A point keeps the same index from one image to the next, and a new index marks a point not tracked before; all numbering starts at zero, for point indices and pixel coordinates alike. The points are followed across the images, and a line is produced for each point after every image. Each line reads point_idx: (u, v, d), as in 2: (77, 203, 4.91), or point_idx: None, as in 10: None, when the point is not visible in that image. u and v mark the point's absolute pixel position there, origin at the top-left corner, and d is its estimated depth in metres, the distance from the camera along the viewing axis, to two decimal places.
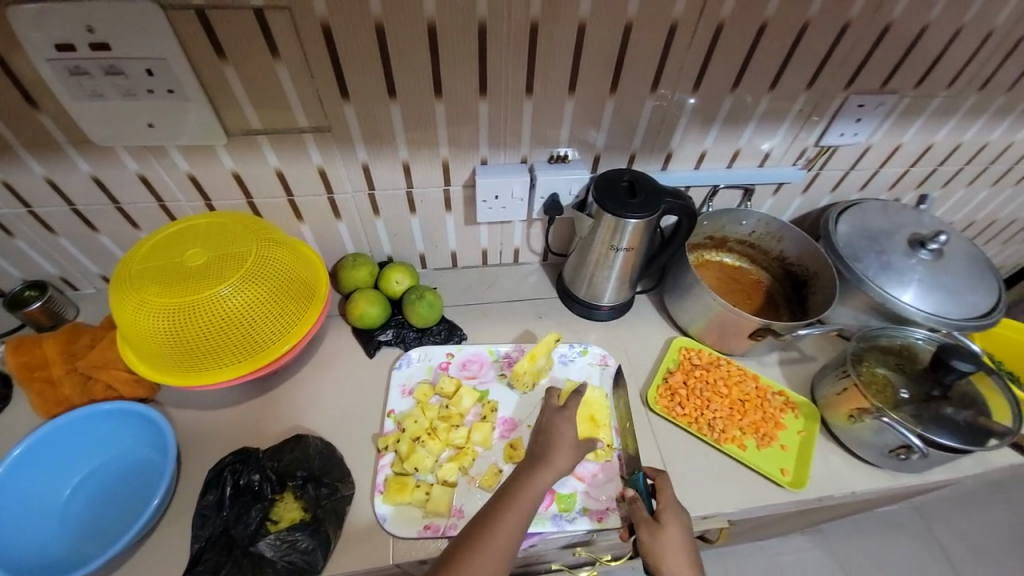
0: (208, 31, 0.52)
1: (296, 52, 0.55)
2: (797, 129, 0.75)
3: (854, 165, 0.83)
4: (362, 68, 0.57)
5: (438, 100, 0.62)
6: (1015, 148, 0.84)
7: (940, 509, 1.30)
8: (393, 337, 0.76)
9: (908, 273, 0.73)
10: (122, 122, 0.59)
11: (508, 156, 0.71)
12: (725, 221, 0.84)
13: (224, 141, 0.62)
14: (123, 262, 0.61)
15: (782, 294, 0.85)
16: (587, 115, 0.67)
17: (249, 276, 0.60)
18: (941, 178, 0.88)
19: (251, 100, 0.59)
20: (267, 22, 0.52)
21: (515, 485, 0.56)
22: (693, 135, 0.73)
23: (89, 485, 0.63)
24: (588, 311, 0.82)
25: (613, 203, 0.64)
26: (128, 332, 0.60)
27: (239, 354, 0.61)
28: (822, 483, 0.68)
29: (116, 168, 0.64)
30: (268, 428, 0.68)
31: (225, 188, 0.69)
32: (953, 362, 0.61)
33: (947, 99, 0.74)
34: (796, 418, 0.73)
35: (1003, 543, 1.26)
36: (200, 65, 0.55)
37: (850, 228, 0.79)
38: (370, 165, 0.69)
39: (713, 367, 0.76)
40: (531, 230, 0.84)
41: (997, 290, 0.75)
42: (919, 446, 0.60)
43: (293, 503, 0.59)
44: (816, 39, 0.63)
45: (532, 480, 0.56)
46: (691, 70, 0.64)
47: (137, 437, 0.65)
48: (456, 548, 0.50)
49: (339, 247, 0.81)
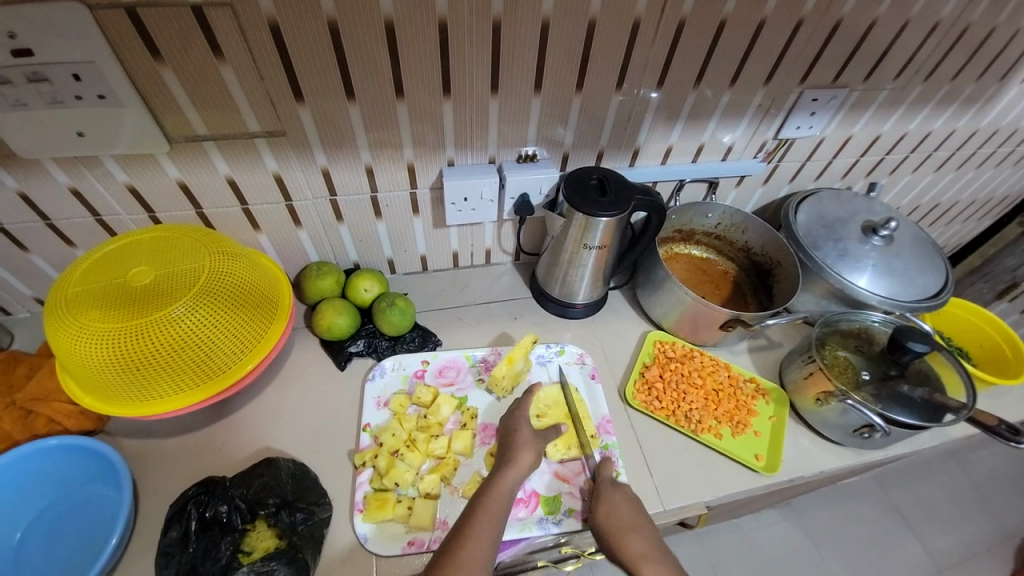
0: (141, 31, 0.48)
1: (241, 53, 0.51)
2: (756, 123, 0.77)
3: (810, 157, 0.86)
4: (318, 69, 0.54)
5: (399, 100, 0.60)
6: (955, 135, 0.89)
7: (897, 476, 1.40)
8: (365, 348, 0.73)
9: (863, 259, 0.77)
10: (48, 131, 0.53)
11: (475, 157, 0.70)
12: (691, 214, 0.85)
13: (166, 149, 0.58)
14: (57, 286, 0.56)
15: (748, 284, 0.88)
16: (555, 113, 0.67)
17: (202, 293, 0.56)
18: (889, 165, 0.92)
19: (195, 104, 0.55)
20: (208, 20, 0.48)
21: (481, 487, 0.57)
22: (659, 131, 0.73)
23: (41, 525, 0.57)
24: (563, 310, 0.82)
25: (583, 201, 0.63)
26: (68, 362, 0.55)
27: (197, 378, 0.57)
28: (794, 464, 0.70)
29: (44, 181, 0.58)
30: (235, 452, 0.64)
31: (171, 199, 0.64)
32: (909, 343, 0.64)
33: (893, 91, 0.77)
34: (767, 404, 0.76)
35: (953, 503, 1.36)
36: (135, 68, 0.50)
37: (808, 217, 0.82)
38: (330, 168, 0.65)
39: (687, 359, 0.78)
40: (501, 230, 0.82)
41: (944, 271, 0.80)
42: (881, 425, 0.63)
43: (267, 532, 0.56)
44: (773, 35, 0.64)
45: (497, 480, 0.57)
46: (656, 65, 0.64)
47: (87, 473, 0.59)
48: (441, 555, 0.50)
49: (302, 255, 0.77)
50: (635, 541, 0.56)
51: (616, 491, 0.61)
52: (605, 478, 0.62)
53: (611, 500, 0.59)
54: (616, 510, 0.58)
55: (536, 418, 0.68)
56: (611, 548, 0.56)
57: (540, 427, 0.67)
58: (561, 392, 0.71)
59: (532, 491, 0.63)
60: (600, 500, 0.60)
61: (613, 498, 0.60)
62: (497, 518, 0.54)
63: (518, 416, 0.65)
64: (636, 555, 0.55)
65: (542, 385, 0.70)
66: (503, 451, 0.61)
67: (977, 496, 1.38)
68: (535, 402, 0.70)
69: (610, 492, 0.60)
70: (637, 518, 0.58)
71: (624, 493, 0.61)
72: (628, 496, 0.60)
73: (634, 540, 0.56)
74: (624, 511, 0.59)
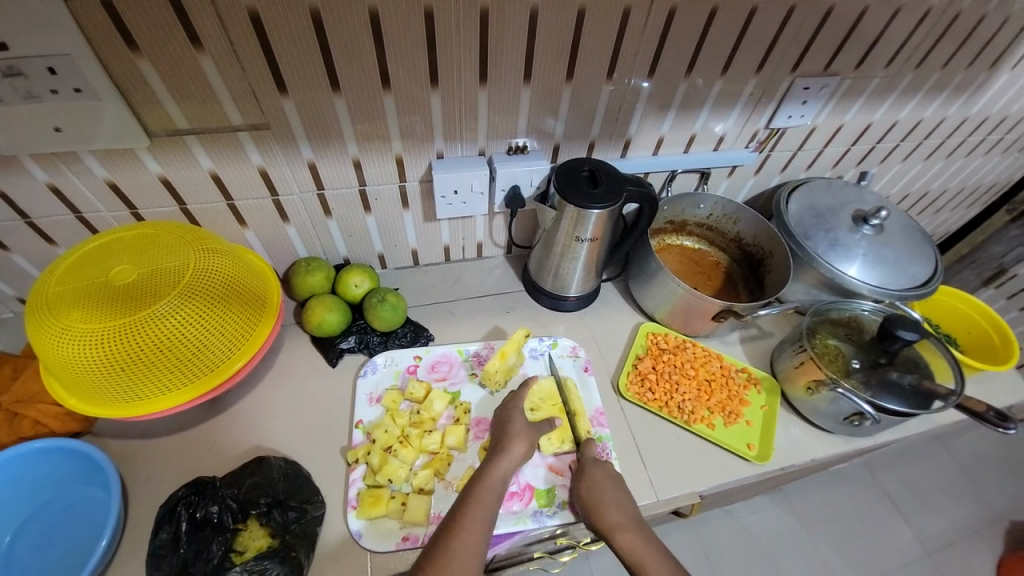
0: (116, 21, 0.46)
1: (221, 44, 0.50)
2: (748, 113, 0.76)
3: (801, 146, 0.86)
4: (302, 60, 0.53)
5: (386, 91, 0.59)
6: (944, 123, 0.90)
7: (886, 461, 1.42)
8: (356, 344, 0.73)
9: (854, 248, 0.77)
10: (22, 126, 0.51)
11: (465, 149, 0.69)
12: (683, 205, 0.85)
13: (146, 144, 0.56)
14: (37, 286, 0.55)
15: (740, 275, 0.88)
16: (545, 102, 0.65)
17: (187, 291, 0.55)
18: (880, 154, 0.92)
19: (174, 96, 0.53)
20: (186, 10, 0.46)
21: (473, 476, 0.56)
22: (650, 122, 0.73)
23: (31, 527, 0.57)
24: (556, 303, 0.81)
25: (574, 193, 0.63)
26: (51, 364, 0.54)
27: (185, 378, 0.56)
28: (785, 452, 0.71)
29: (21, 178, 0.57)
30: (227, 451, 0.63)
31: (153, 195, 0.62)
32: (898, 331, 0.65)
33: (884, 80, 0.77)
34: (759, 393, 0.76)
35: (940, 486, 1.39)
36: (111, 59, 0.49)
37: (799, 207, 0.82)
38: (316, 162, 0.64)
39: (679, 350, 0.78)
40: (493, 223, 0.81)
41: (933, 259, 0.80)
42: (871, 413, 0.64)
43: (258, 531, 0.55)
44: (765, 22, 0.63)
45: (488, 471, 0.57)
46: (647, 54, 0.63)
47: (75, 475, 0.59)
48: (431, 552, 0.50)
49: (290, 251, 0.76)
50: (613, 514, 0.57)
51: (598, 468, 0.62)
52: (588, 456, 0.63)
53: (592, 476, 0.61)
54: (596, 484, 0.60)
55: (531, 409, 0.68)
56: (591, 520, 0.58)
57: (535, 420, 0.67)
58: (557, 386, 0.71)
59: (526, 484, 0.63)
60: (582, 475, 0.61)
61: (595, 473, 0.61)
62: (489, 508, 0.54)
63: (515, 407, 0.64)
64: (614, 527, 0.56)
65: (535, 378, 0.70)
66: (496, 442, 0.60)
67: (964, 479, 1.41)
68: (530, 396, 0.69)
69: (592, 468, 0.62)
70: (617, 493, 0.59)
71: (606, 470, 0.62)
72: (611, 473, 0.62)
73: (612, 512, 0.57)
74: (605, 486, 0.60)
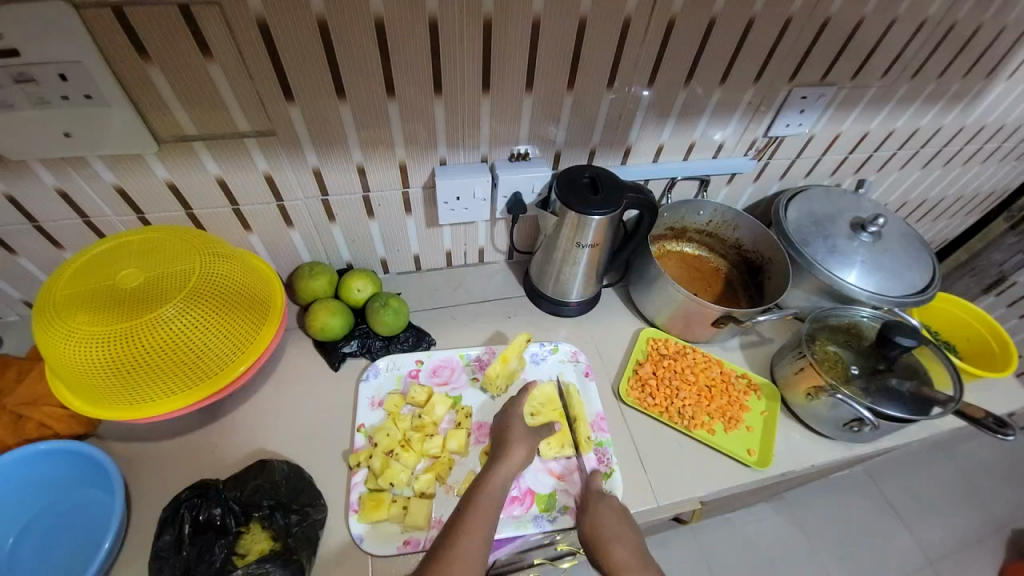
0: (128, 31, 0.47)
1: (230, 52, 0.51)
2: (747, 121, 0.77)
3: (800, 154, 0.87)
4: (309, 68, 0.54)
5: (391, 99, 0.60)
6: (941, 132, 0.91)
7: (888, 469, 1.41)
8: (358, 348, 0.73)
9: (852, 255, 0.78)
10: (33, 132, 0.52)
11: (467, 156, 0.70)
12: (683, 212, 0.86)
13: (154, 149, 0.57)
14: (45, 289, 0.55)
15: (740, 281, 0.88)
16: (546, 111, 0.67)
17: (193, 295, 0.55)
18: (878, 162, 0.93)
19: (183, 103, 0.54)
20: (196, 20, 0.48)
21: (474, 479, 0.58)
22: (650, 130, 0.74)
23: (34, 530, 0.57)
24: (557, 308, 0.82)
25: (576, 200, 0.63)
26: (57, 366, 0.54)
27: (188, 381, 0.57)
28: (785, 458, 0.71)
29: (30, 183, 0.58)
30: (229, 454, 0.64)
31: (160, 199, 0.63)
32: (897, 338, 0.65)
33: (880, 90, 0.78)
34: (759, 399, 0.77)
35: (942, 494, 1.38)
36: (122, 67, 0.50)
37: (798, 214, 0.83)
38: (321, 168, 0.65)
39: (680, 355, 0.78)
40: (495, 229, 0.82)
41: (931, 266, 0.81)
42: (870, 419, 0.64)
43: (262, 533, 0.55)
44: (762, 33, 0.65)
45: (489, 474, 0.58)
46: (646, 64, 0.64)
47: (78, 477, 0.59)
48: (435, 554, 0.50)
49: (294, 256, 0.77)
50: (620, 553, 0.56)
51: (604, 503, 0.61)
52: (593, 490, 0.62)
53: (596, 511, 0.60)
54: (600, 521, 0.59)
55: (531, 415, 0.67)
56: (597, 560, 0.57)
57: (535, 425, 0.67)
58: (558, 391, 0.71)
59: (526, 489, 0.63)
60: (587, 512, 0.60)
61: (599, 510, 0.60)
62: (489, 510, 0.55)
63: (515, 411, 0.64)
64: (621, 567, 0.56)
65: (535, 383, 0.70)
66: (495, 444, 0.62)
67: (966, 487, 1.40)
68: (529, 401, 0.69)
69: (597, 504, 0.60)
70: (622, 530, 0.58)
71: (611, 506, 0.60)
72: (614, 506, 0.61)
73: (618, 552, 0.56)
74: (609, 522, 0.59)
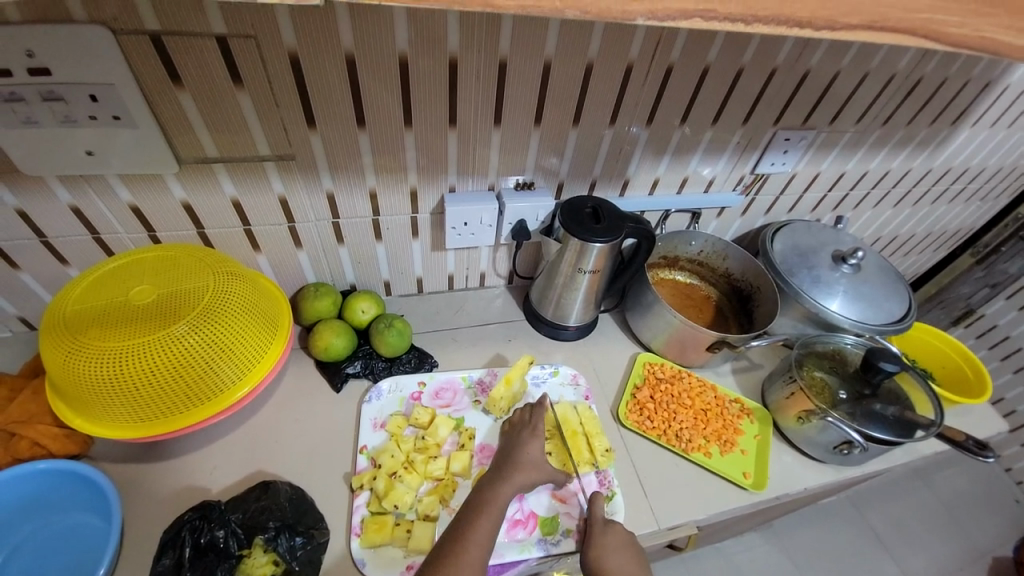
0: (163, 58, 0.49)
1: (260, 82, 0.53)
2: (735, 159, 0.83)
3: (783, 190, 0.93)
4: (332, 98, 0.57)
5: (407, 129, 0.63)
6: (910, 173, 0.98)
7: (870, 497, 1.44)
8: (361, 369, 0.74)
9: (835, 285, 0.83)
10: (58, 150, 0.54)
11: (475, 184, 0.73)
12: (676, 242, 0.90)
13: (175, 169, 0.58)
14: (54, 304, 0.55)
15: (730, 308, 0.92)
16: (551, 143, 0.70)
17: (205, 313, 0.56)
18: (853, 201, 1.00)
19: (209, 126, 0.56)
20: (231, 50, 0.50)
21: (482, 498, 0.57)
22: (647, 164, 0.78)
23: (27, 552, 0.55)
24: (555, 331, 0.84)
25: (580, 227, 0.66)
26: (60, 382, 0.54)
27: (191, 401, 0.56)
28: (780, 482, 0.73)
29: (46, 199, 0.58)
30: (226, 477, 0.62)
31: (173, 218, 0.64)
32: (881, 363, 0.69)
33: (855, 134, 0.85)
34: (752, 423, 0.79)
35: (923, 522, 1.41)
36: (153, 91, 0.52)
37: (784, 246, 0.88)
38: (335, 192, 0.67)
39: (676, 379, 0.81)
40: (497, 255, 0.85)
41: (907, 297, 0.86)
42: (859, 441, 0.67)
43: (264, 557, 0.54)
44: (750, 80, 0.70)
45: (498, 491, 0.57)
46: (646, 104, 0.69)
47: (74, 499, 0.57)
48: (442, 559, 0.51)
49: (299, 276, 0.77)
50: None
51: (609, 533, 0.60)
52: (598, 516, 0.61)
53: (603, 544, 0.58)
54: (606, 554, 0.57)
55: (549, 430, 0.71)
56: None
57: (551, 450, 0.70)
58: (573, 411, 0.74)
59: (529, 511, 0.64)
60: (594, 542, 0.59)
61: (605, 541, 0.59)
62: (497, 529, 0.55)
63: (518, 435, 0.65)
64: None
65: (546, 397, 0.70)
66: (501, 463, 0.61)
67: (946, 515, 1.44)
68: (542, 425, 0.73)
69: (603, 533, 0.59)
70: (628, 565, 0.57)
71: (617, 536, 0.59)
72: (623, 539, 0.59)
73: None
74: (616, 555, 0.58)
